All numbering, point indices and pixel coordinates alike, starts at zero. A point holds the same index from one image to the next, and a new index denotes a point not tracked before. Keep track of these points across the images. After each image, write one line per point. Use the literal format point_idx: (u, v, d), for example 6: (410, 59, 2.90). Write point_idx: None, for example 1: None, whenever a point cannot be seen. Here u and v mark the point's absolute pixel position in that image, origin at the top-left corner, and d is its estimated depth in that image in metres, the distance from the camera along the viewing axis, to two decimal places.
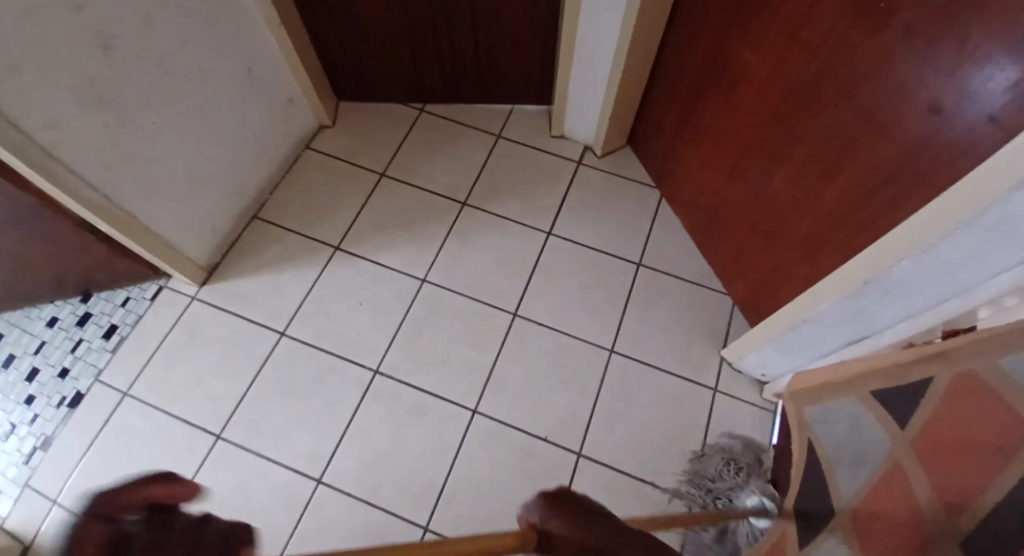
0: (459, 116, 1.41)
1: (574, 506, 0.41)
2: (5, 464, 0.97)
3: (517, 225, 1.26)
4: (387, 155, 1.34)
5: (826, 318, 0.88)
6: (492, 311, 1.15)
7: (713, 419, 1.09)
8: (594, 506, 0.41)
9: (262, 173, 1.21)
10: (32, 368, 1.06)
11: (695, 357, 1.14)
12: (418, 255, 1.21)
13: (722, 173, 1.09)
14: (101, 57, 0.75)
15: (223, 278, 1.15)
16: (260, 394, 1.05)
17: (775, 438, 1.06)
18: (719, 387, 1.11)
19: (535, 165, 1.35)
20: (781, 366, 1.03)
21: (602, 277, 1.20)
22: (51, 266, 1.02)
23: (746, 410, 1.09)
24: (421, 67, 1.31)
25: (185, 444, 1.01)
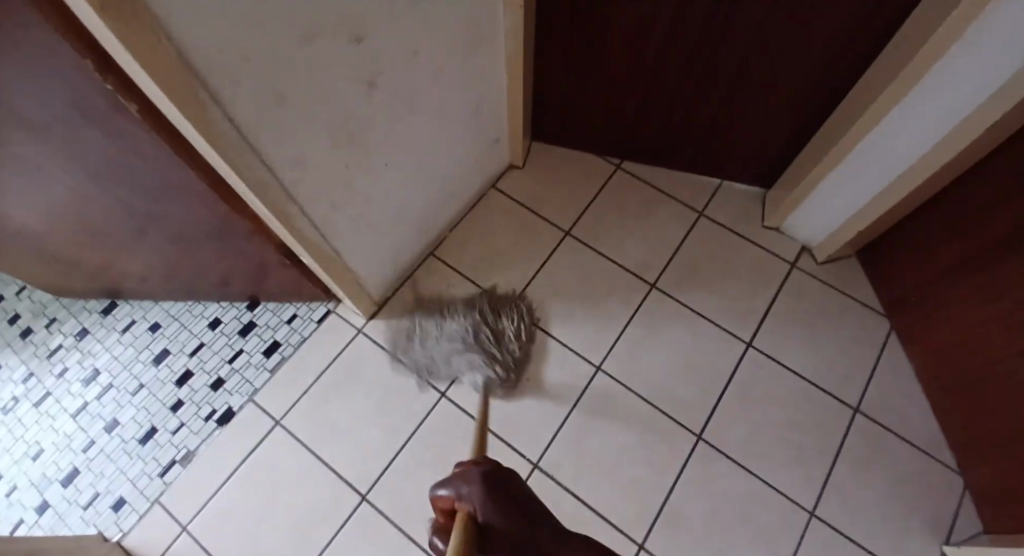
0: (661, 180, 1.22)
1: (477, 474, 0.41)
2: (139, 472, 0.94)
3: (713, 325, 1.09)
4: (576, 211, 1.19)
5: None
6: (673, 427, 1.01)
7: None
8: (494, 476, 0.41)
9: (449, 210, 1.12)
10: (185, 370, 1.02)
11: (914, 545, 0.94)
12: (598, 337, 1.07)
13: (997, 341, 0.87)
14: (362, 95, 0.69)
15: (392, 316, 1.07)
16: (413, 459, 0.96)
17: None
18: None
19: (740, 258, 1.15)
20: None
21: (807, 416, 1.02)
22: (227, 274, 0.97)
23: None
24: (635, 124, 1.14)
25: (327, 497, 0.93)
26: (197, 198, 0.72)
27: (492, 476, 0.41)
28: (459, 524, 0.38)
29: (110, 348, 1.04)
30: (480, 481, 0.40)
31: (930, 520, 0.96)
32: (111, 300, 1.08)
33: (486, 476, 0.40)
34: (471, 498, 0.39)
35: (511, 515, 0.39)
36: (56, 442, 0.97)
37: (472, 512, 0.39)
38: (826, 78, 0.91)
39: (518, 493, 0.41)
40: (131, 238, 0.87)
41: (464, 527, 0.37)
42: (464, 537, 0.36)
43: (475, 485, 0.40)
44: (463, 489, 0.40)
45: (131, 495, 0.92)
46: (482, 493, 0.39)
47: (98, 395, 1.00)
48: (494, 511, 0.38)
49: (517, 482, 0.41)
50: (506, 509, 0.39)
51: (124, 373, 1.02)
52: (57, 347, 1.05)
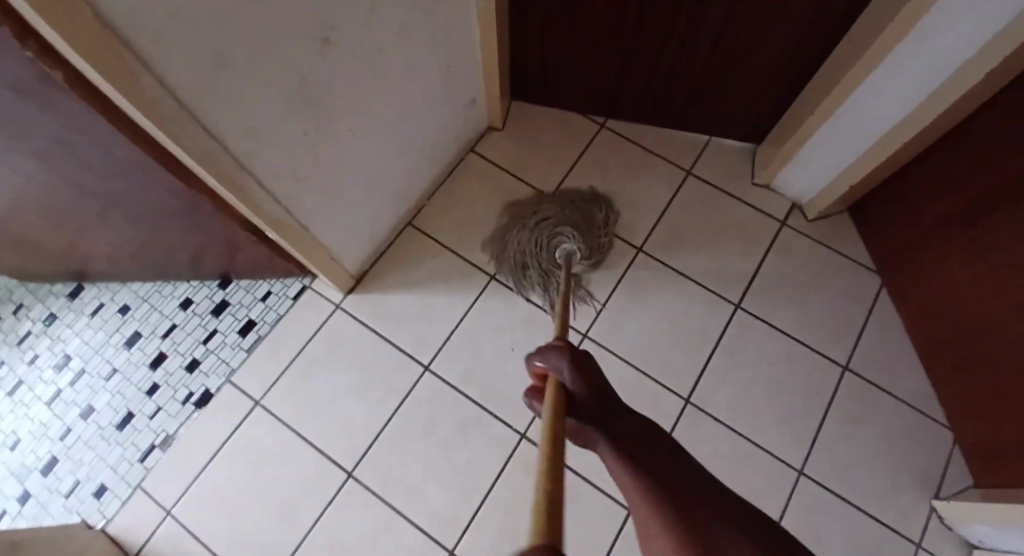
0: (646, 139, 1.18)
1: (567, 351, 0.46)
2: (118, 457, 0.92)
3: (701, 287, 1.06)
4: (559, 173, 1.14)
5: None
6: (662, 391, 0.99)
7: None
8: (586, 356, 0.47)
9: (425, 178, 1.08)
10: (158, 353, 0.99)
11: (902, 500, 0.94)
12: (584, 304, 1.04)
13: (985, 296, 0.85)
14: (317, 55, 0.64)
15: (371, 289, 1.04)
16: (399, 433, 0.94)
17: None
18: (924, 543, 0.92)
19: (728, 217, 1.11)
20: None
21: (796, 376, 1.01)
22: (195, 252, 0.93)
23: None
24: (618, 80, 1.09)
25: (313, 474, 0.91)
26: (148, 174, 0.68)
27: (580, 361, 0.46)
28: (551, 384, 0.44)
29: (80, 333, 1.01)
30: (570, 360, 0.46)
31: (918, 475, 0.96)
32: (78, 284, 1.04)
33: (575, 356, 0.46)
34: (563, 371, 0.45)
35: (595, 389, 0.45)
36: (33, 430, 0.95)
37: (562, 380, 0.45)
38: (819, 24, 0.86)
39: (595, 369, 0.47)
40: (88, 220, 0.82)
41: (556, 388, 0.44)
42: (556, 397, 0.42)
43: (567, 362, 0.46)
44: (553, 357, 0.47)
45: (112, 480, 0.91)
46: (572, 369, 0.45)
47: (70, 381, 0.98)
48: (578, 381, 0.45)
49: (598, 369, 0.47)
50: (591, 384, 0.45)
51: (96, 359, 0.99)
52: (26, 333, 1.01)
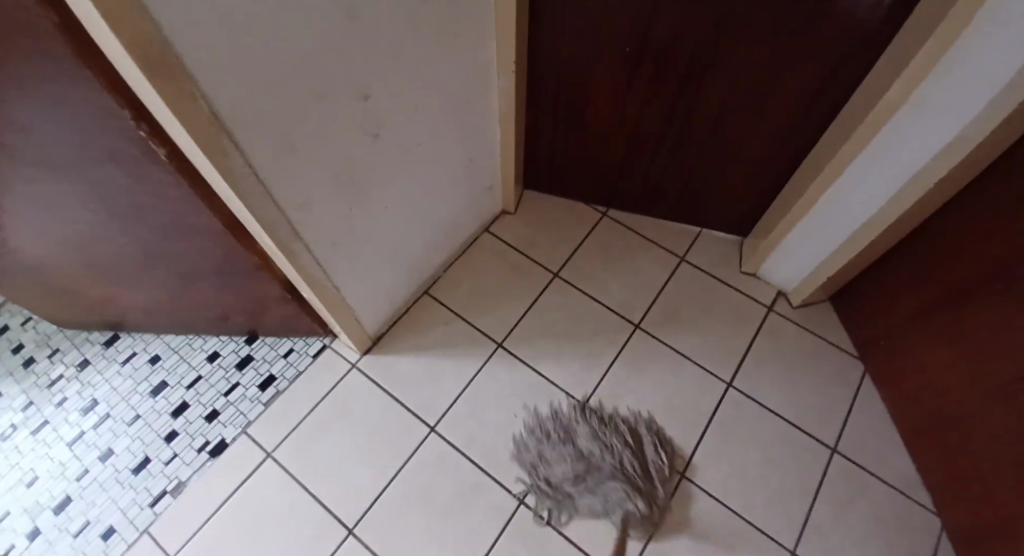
0: (644, 228, 1.30)
1: None
2: (130, 501, 0.95)
3: (694, 366, 1.13)
4: (564, 254, 1.25)
5: None
6: (657, 464, 1.03)
7: None
8: None
9: (443, 253, 1.19)
10: (181, 402, 1.05)
11: None
12: (584, 375, 1.11)
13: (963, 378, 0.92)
14: (368, 144, 0.77)
15: (386, 351, 1.12)
16: (402, 492, 0.98)
17: None
18: None
19: (719, 301, 1.21)
20: None
21: (785, 456, 1.05)
22: (229, 309, 1.02)
23: None
24: (620, 174, 1.22)
25: (318, 529, 0.94)
26: (209, 235, 0.78)
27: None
28: None
29: (110, 379, 1.07)
30: None
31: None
32: (114, 333, 1.12)
33: None
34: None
35: None
36: (51, 470, 0.99)
37: None
38: (790, 136, 1.00)
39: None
40: (142, 272, 0.92)
41: None
42: None
43: None
44: None
45: (121, 523, 0.93)
46: None
47: (94, 424, 1.03)
48: None
49: None
50: None
51: (122, 404, 1.05)
52: (57, 378, 1.08)
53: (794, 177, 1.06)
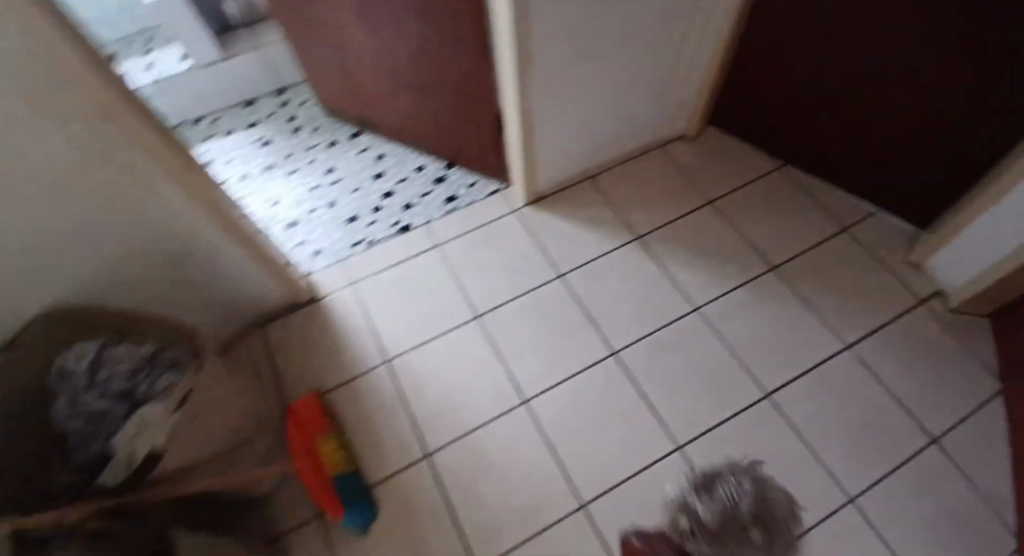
0: (813, 191, 1.32)
1: None
2: (338, 239, 1.28)
3: (816, 318, 1.14)
4: (726, 187, 1.33)
5: None
6: (746, 377, 1.08)
7: None
8: None
9: (618, 149, 1.33)
10: (390, 190, 1.36)
11: None
12: (708, 286, 1.19)
13: None
14: (603, 7, 0.92)
15: (545, 209, 1.31)
16: (521, 308, 1.18)
17: None
18: None
19: (867, 276, 1.20)
20: None
21: (879, 425, 1.03)
22: (445, 128, 1.29)
23: None
24: (807, 132, 1.26)
25: (453, 308, 1.18)
26: (462, 45, 1.01)
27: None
28: None
29: (347, 158, 1.42)
30: None
31: None
32: (359, 130, 1.47)
33: None
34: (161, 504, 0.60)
35: None
36: (293, 201, 1.35)
37: None
38: (1005, 130, 0.95)
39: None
40: (398, 74, 1.19)
41: None
42: None
43: None
44: None
45: (328, 250, 1.26)
46: None
47: (328, 183, 1.38)
48: None
49: None
50: None
51: (350, 177, 1.38)
52: (313, 145, 1.44)
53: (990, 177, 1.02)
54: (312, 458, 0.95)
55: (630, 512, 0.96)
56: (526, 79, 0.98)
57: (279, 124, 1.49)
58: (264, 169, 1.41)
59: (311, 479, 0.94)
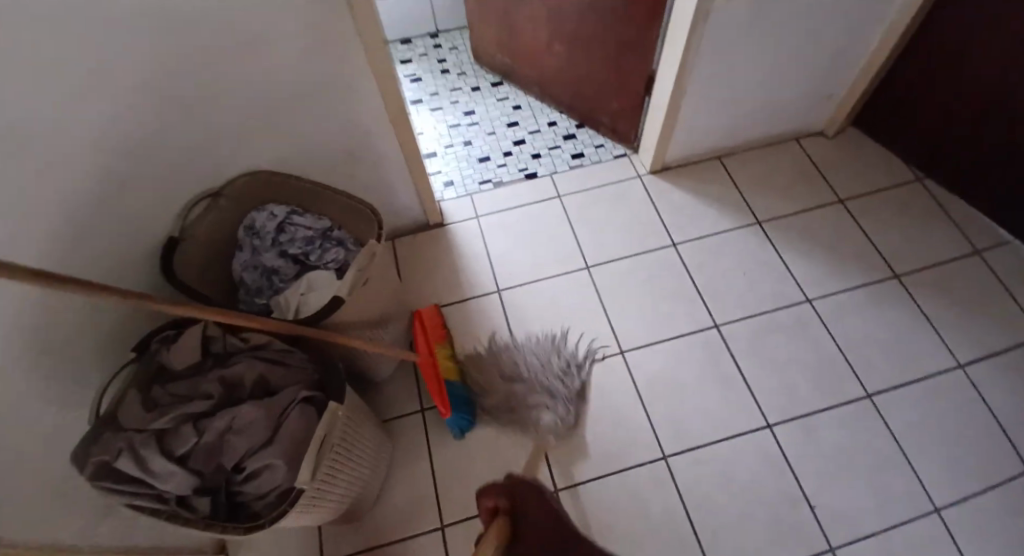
0: (952, 208, 1.27)
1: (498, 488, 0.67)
2: (468, 175, 1.38)
3: (932, 331, 1.12)
4: (858, 190, 1.31)
5: None
6: (846, 373, 1.09)
7: None
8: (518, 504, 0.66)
9: (752, 133, 1.35)
10: (521, 139, 1.44)
11: None
12: (822, 280, 1.19)
13: None
14: None
15: (667, 180, 1.35)
16: (632, 267, 1.22)
17: None
18: None
19: (996, 302, 1.15)
20: None
21: (981, 446, 1.01)
22: (589, 87, 1.35)
23: None
24: (957, 146, 1.22)
25: (565, 255, 1.25)
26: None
27: (296, 400, 0.67)
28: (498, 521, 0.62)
29: (486, 104, 1.51)
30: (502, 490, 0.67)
31: None
32: (501, 81, 1.56)
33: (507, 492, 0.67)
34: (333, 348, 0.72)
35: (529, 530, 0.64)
36: (433, 134, 1.46)
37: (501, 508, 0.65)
38: None
39: (319, 414, 0.68)
40: (560, 26, 1.27)
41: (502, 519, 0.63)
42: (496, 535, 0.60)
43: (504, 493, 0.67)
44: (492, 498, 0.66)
45: (458, 183, 1.37)
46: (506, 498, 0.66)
47: (467, 123, 1.48)
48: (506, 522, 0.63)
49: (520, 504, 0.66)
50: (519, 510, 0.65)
51: (487, 121, 1.48)
52: (457, 88, 1.55)
53: None
54: (431, 358, 1.05)
55: (709, 469, 1.00)
56: (693, 38, 1.02)
57: (430, 64, 1.61)
58: (412, 101, 1.53)
59: (430, 378, 1.03)
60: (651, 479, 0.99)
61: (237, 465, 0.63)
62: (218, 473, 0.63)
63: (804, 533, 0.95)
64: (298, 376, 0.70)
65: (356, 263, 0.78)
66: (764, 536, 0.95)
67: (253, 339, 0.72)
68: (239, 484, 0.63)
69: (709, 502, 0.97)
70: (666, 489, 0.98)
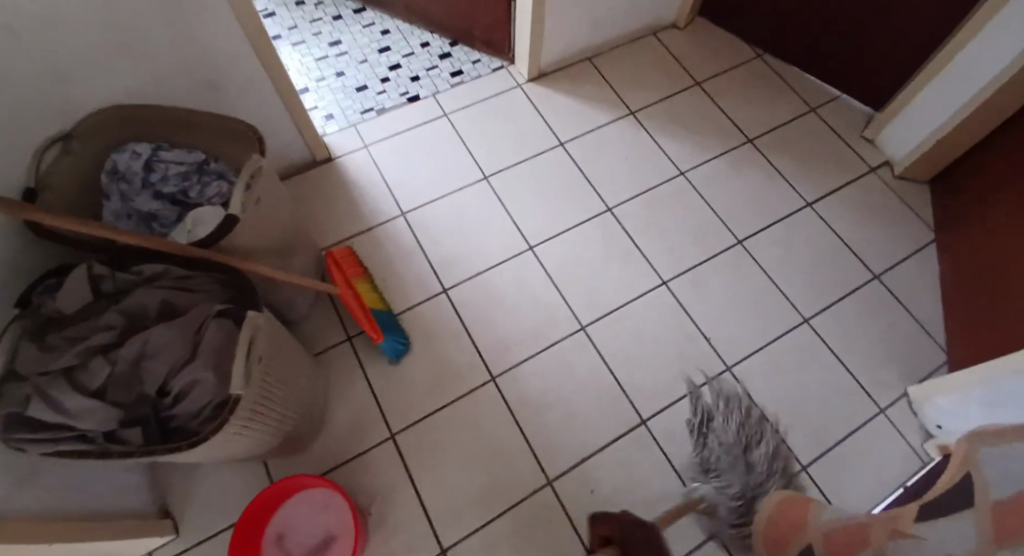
0: (790, 78, 1.44)
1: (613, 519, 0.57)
2: (348, 106, 1.34)
3: (786, 182, 1.29)
4: (712, 71, 1.44)
5: (996, 372, 0.91)
6: (723, 229, 1.23)
7: (866, 427, 1.05)
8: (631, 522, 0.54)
9: (615, 31, 1.42)
10: (396, 64, 1.41)
11: (878, 373, 1.09)
12: (693, 155, 1.32)
13: (1009, 239, 1.02)
14: None
15: (546, 85, 1.39)
16: (527, 170, 1.27)
17: (911, 482, 1.00)
18: (887, 410, 1.07)
19: (832, 148, 1.35)
20: (965, 424, 0.95)
21: (835, 266, 1.20)
22: (453, 0, 1.35)
23: (897, 440, 1.04)
24: (784, 19, 1.37)
25: (462, 169, 1.27)
26: None
27: (210, 316, 0.64)
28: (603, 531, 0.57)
29: (352, 33, 1.46)
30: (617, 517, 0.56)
31: (899, 369, 1.10)
32: (363, 7, 1.50)
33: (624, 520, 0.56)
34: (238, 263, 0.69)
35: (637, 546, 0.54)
36: (301, 69, 1.39)
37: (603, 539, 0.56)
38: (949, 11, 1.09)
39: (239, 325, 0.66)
40: None
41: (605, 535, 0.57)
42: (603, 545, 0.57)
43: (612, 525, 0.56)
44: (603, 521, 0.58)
45: (339, 115, 1.32)
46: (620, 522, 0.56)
47: (336, 55, 1.42)
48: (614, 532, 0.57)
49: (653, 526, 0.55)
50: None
51: (356, 50, 1.43)
52: (317, 19, 1.48)
53: (931, 52, 1.16)
54: (353, 290, 1.02)
55: (623, 332, 1.11)
56: None
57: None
58: (270, 38, 1.43)
59: (354, 309, 1.00)
60: (576, 349, 1.09)
61: (161, 389, 0.61)
62: (142, 402, 0.60)
63: (708, 363, 1.09)
64: (207, 296, 0.68)
65: (241, 181, 0.74)
66: (676, 375, 1.08)
67: (145, 270, 0.68)
68: (168, 409, 0.61)
69: (628, 358, 1.09)
70: (590, 355, 1.09)
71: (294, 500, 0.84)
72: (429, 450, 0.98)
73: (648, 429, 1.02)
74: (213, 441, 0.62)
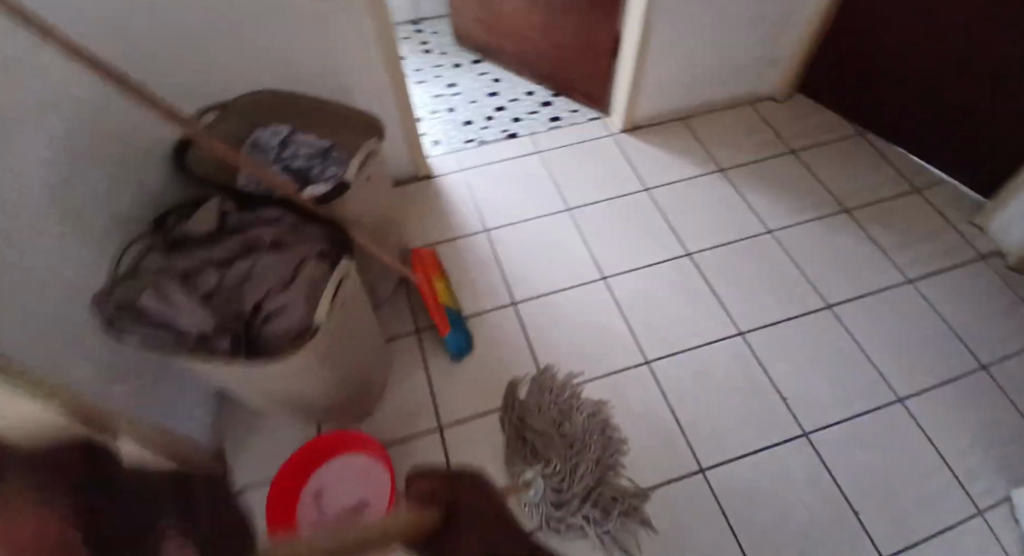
0: (891, 156, 1.42)
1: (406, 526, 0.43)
2: (453, 136, 1.48)
3: (880, 254, 1.25)
4: (807, 142, 1.45)
5: None
6: (806, 290, 1.19)
7: (958, 524, 0.93)
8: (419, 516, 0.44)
9: (711, 96, 1.49)
10: (502, 106, 1.55)
11: (976, 468, 0.98)
12: (780, 215, 1.31)
13: None
14: None
15: (638, 138, 1.47)
16: (609, 209, 1.32)
17: None
18: (984, 511, 0.94)
19: (934, 228, 1.29)
20: None
21: (930, 345, 1.12)
22: (562, 56, 1.49)
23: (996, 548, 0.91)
24: (888, 98, 1.38)
25: (548, 200, 1.34)
26: None
27: (310, 255, 0.72)
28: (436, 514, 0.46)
29: (468, 78, 1.63)
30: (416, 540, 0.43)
31: (1003, 467, 0.98)
32: (481, 59, 1.69)
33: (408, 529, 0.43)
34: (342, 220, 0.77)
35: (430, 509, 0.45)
36: (419, 102, 1.56)
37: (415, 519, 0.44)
38: None
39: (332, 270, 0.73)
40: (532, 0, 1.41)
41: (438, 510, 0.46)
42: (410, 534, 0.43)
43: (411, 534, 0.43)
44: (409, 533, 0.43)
45: (444, 142, 1.46)
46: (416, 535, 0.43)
47: (451, 94, 1.59)
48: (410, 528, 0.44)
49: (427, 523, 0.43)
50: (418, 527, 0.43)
51: (469, 92, 1.59)
52: (440, 65, 1.68)
53: None
54: (429, 286, 1.10)
55: (688, 374, 1.08)
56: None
57: (415, 48, 1.74)
58: None
59: (428, 300, 1.08)
60: (636, 381, 1.07)
61: (255, 308, 0.68)
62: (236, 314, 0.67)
63: (777, 420, 1.03)
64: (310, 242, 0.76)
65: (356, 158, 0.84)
66: (739, 427, 1.03)
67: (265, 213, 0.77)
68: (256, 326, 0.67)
69: (691, 399, 1.05)
70: (650, 390, 1.06)
71: (344, 459, 0.87)
72: (474, 452, 0.98)
73: (703, 475, 0.97)
74: (286, 364, 0.66)
